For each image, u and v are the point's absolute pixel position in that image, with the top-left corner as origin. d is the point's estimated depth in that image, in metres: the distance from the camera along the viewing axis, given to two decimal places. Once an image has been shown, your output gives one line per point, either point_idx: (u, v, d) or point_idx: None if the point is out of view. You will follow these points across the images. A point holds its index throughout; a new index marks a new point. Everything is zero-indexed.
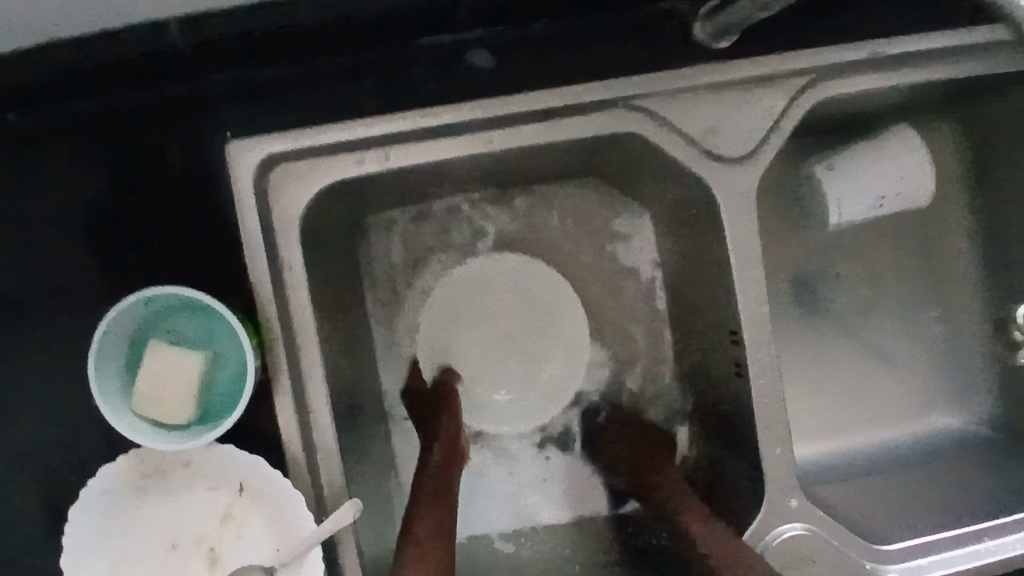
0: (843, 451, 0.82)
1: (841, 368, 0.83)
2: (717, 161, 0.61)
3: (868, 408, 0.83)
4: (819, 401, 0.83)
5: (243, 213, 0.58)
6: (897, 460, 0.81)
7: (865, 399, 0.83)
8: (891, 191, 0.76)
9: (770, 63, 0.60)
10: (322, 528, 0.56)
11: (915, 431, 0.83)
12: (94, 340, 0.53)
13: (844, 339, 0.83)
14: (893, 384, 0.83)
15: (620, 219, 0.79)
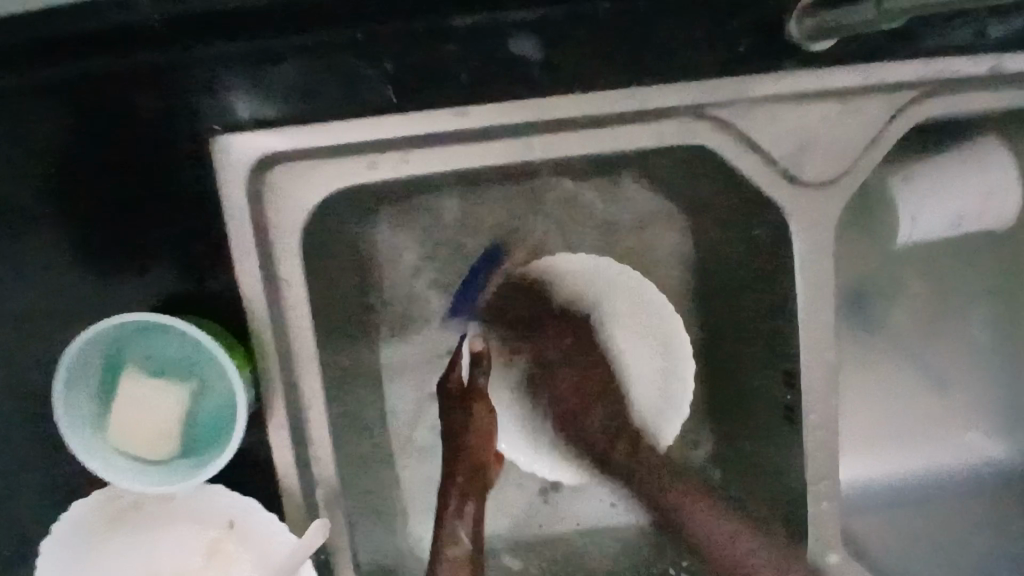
0: (897, 474, 0.75)
1: (898, 395, 0.75)
2: (792, 182, 0.53)
3: (929, 434, 0.76)
4: (866, 417, 0.75)
5: (232, 220, 0.49)
6: (939, 485, 0.75)
7: (923, 422, 0.76)
8: (971, 212, 0.67)
9: (875, 73, 0.50)
10: (305, 551, 0.50)
11: (979, 456, 0.76)
12: (58, 368, 0.46)
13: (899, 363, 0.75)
14: (954, 410, 0.76)
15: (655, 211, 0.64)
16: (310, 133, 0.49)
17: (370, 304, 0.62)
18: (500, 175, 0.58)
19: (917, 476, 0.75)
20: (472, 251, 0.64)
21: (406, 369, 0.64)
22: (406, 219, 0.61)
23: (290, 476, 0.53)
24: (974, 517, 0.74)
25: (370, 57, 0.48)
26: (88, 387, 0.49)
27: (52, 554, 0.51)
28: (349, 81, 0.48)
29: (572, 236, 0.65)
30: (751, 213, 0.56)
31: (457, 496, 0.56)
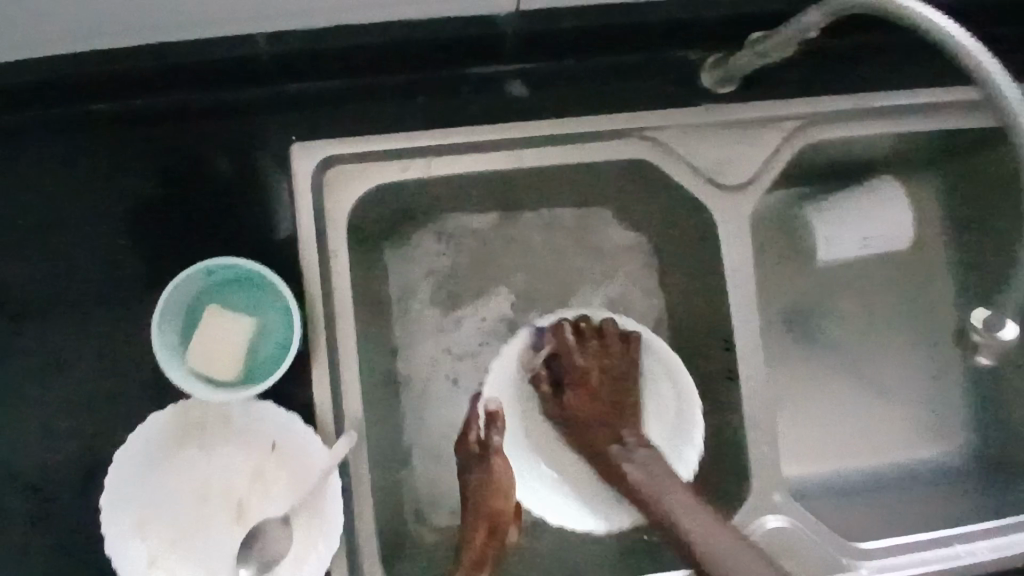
0: (844, 470, 0.86)
1: (837, 402, 0.89)
2: (718, 188, 0.70)
3: (867, 435, 0.88)
4: (813, 425, 0.87)
5: (301, 204, 0.67)
6: (884, 483, 0.86)
7: (864, 425, 0.88)
8: (874, 233, 0.85)
9: (767, 109, 0.69)
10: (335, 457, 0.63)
11: (913, 455, 0.88)
12: (159, 300, 0.61)
13: (835, 372, 0.89)
14: (887, 414, 0.89)
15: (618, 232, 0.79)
16: (361, 143, 0.67)
17: (391, 297, 0.78)
18: (499, 194, 0.74)
19: (863, 475, 0.86)
20: (474, 259, 0.80)
21: (416, 354, 0.78)
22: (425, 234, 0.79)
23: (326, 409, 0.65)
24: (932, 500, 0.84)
25: (408, 94, 0.69)
26: (176, 321, 0.64)
27: (128, 463, 0.63)
28: (394, 109, 0.69)
29: (558, 255, 0.79)
30: (687, 216, 0.73)
31: (482, 543, 0.66)
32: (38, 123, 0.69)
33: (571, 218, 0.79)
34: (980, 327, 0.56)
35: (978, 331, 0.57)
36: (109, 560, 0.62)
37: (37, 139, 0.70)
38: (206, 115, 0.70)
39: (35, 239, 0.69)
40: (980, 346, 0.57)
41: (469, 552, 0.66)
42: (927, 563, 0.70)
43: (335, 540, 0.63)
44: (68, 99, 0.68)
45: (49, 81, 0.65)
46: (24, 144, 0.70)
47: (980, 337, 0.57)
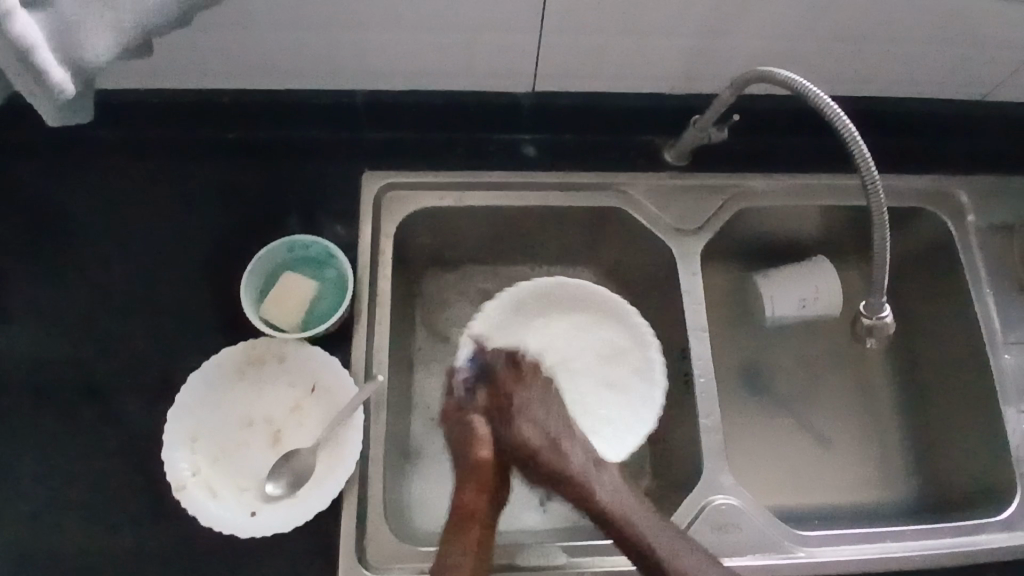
0: (796, 503, 0.97)
1: (789, 442, 1.01)
2: (677, 231, 0.92)
3: (817, 473, 0.99)
4: (765, 463, 0.99)
5: (364, 212, 0.89)
6: (833, 517, 0.96)
7: (814, 465, 1.00)
8: (810, 296, 1.01)
9: (709, 178, 0.94)
10: (363, 391, 0.77)
11: (860, 497, 0.98)
12: (252, 258, 0.81)
13: (786, 417, 1.03)
14: (833, 456, 1.00)
15: (602, 277, 1.02)
16: (413, 175, 0.92)
17: (420, 306, 0.99)
18: (510, 233, 0.97)
19: (813, 508, 0.96)
20: (487, 286, 1.01)
21: (435, 352, 0.97)
22: (450, 264, 1.01)
23: (359, 361, 0.82)
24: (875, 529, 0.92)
25: (451, 146, 0.95)
26: (258, 280, 0.83)
27: (196, 383, 0.77)
28: (439, 156, 0.94)
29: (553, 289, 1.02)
30: (653, 254, 0.95)
31: (471, 495, 0.73)
32: (170, 143, 0.93)
33: (563, 268, 1.02)
34: (867, 312, 0.80)
35: (866, 315, 0.80)
36: (164, 460, 0.74)
37: (167, 152, 0.93)
38: (296, 149, 0.94)
39: (148, 221, 0.90)
40: (869, 329, 0.80)
41: (458, 507, 0.73)
42: (860, 551, 0.78)
43: (352, 462, 0.76)
44: (199, 127, 0.92)
45: (191, 108, 0.90)
46: (158, 157, 0.92)
47: (869, 320, 0.80)
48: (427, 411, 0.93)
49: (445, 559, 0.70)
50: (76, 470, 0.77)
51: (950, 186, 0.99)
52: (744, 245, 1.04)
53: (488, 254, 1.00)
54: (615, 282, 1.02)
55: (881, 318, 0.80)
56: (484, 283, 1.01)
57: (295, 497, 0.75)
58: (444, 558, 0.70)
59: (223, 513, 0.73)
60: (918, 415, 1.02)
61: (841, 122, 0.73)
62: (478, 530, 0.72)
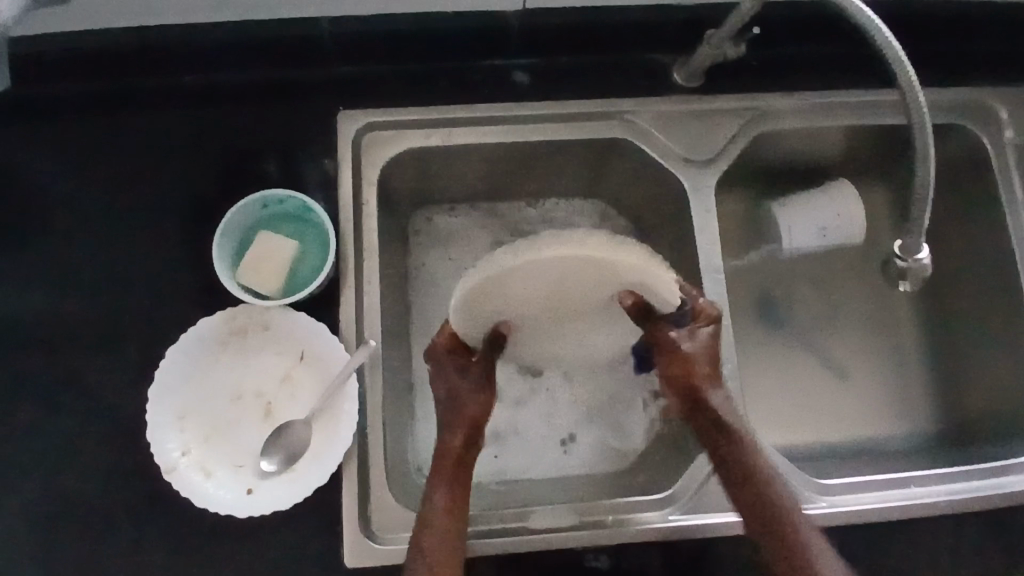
0: (813, 440, 0.93)
1: (805, 377, 0.97)
2: (688, 163, 0.84)
3: (833, 408, 0.96)
4: (784, 399, 0.95)
5: (342, 158, 0.81)
6: (852, 454, 0.92)
7: (830, 399, 0.96)
8: (831, 223, 0.94)
9: (726, 101, 0.85)
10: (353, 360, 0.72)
11: (878, 431, 0.95)
12: (222, 221, 0.73)
13: (801, 351, 0.98)
14: (850, 390, 0.97)
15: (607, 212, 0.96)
16: (392, 114, 0.82)
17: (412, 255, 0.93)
18: (505, 170, 0.89)
19: (830, 445, 0.93)
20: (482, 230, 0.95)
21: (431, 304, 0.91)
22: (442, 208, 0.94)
23: (349, 326, 0.76)
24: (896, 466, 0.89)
25: (434, 78, 0.84)
26: (232, 242, 0.76)
27: (177, 359, 0.73)
28: (421, 89, 0.84)
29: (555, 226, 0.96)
30: (665, 190, 0.87)
31: (461, 437, 0.70)
32: (119, 88, 0.83)
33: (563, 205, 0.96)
34: (901, 253, 0.73)
35: (901, 257, 0.73)
36: (150, 442, 0.70)
37: (117, 100, 0.83)
38: (261, 89, 0.84)
39: (103, 180, 0.81)
40: (905, 270, 0.74)
41: (446, 452, 0.70)
42: (883, 500, 0.74)
43: (348, 436, 0.71)
44: (149, 71, 0.82)
45: (136, 49, 0.79)
46: (109, 109, 0.83)
47: (903, 262, 0.73)
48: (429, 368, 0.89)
49: (436, 505, 0.67)
50: (60, 453, 0.73)
51: (989, 98, 0.89)
52: (760, 169, 0.96)
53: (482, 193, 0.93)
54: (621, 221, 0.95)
55: (918, 260, 0.73)
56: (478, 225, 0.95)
57: (294, 472, 0.71)
58: (435, 510, 0.66)
59: (221, 492, 0.70)
60: (943, 344, 0.97)
61: (882, 35, 0.63)
62: (467, 478, 0.69)
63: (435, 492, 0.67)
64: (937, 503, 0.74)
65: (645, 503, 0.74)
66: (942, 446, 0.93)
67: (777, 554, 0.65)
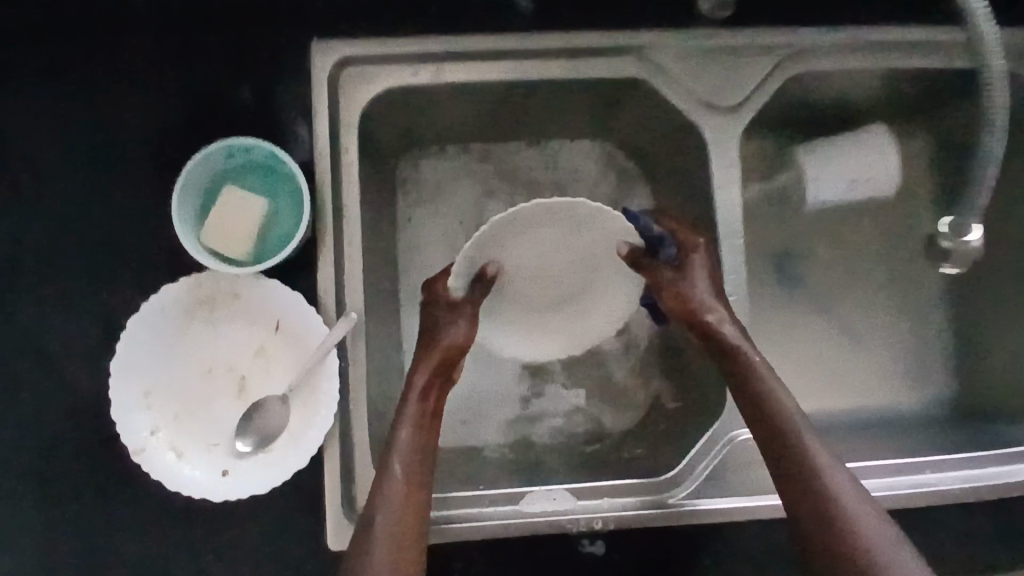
0: (819, 409, 0.90)
1: (816, 341, 0.92)
2: (711, 110, 0.73)
3: (842, 374, 0.91)
4: (791, 365, 0.91)
5: (316, 99, 0.70)
6: (859, 425, 0.89)
7: (840, 366, 0.92)
8: (863, 176, 0.86)
9: (762, 38, 0.73)
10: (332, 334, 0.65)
11: (887, 400, 0.91)
12: (180, 174, 0.64)
13: (815, 313, 0.93)
14: (862, 356, 0.92)
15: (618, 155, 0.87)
16: (373, 46, 0.71)
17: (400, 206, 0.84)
18: (504, 113, 0.80)
19: (836, 414, 0.89)
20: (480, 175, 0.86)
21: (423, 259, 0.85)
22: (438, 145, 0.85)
23: (329, 294, 0.69)
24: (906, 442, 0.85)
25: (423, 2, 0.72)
26: (193, 197, 0.67)
27: (139, 332, 0.66)
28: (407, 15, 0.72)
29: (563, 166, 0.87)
30: (683, 142, 0.77)
31: (428, 376, 0.68)
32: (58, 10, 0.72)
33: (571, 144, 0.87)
34: (948, 230, 0.66)
35: (946, 234, 0.67)
36: (115, 422, 0.65)
37: (56, 24, 0.72)
38: (223, 14, 0.72)
39: (49, 121, 0.72)
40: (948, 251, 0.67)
41: (415, 390, 0.68)
42: (895, 489, 0.70)
43: (329, 417, 0.65)
44: None
45: None
46: (48, 35, 0.72)
47: (948, 242, 0.67)
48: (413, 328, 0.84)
49: (400, 447, 0.65)
50: (22, 426, 0.68)
51: None
52: (788, 113, 0.86)
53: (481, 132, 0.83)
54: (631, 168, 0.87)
55: (965, 242, 0.66)
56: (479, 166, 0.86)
57: (271, 453, 0.66)
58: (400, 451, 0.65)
59: (196, 473, 0.66)
60: (968, 311, 0.91)
61: None
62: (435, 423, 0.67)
63: (398, 444, 0.65)
64: (951, 493, 0.70)
65: (646, 486, 0.70)
66: (955, 418, 0.89)
67: (788, 490, 0.62)
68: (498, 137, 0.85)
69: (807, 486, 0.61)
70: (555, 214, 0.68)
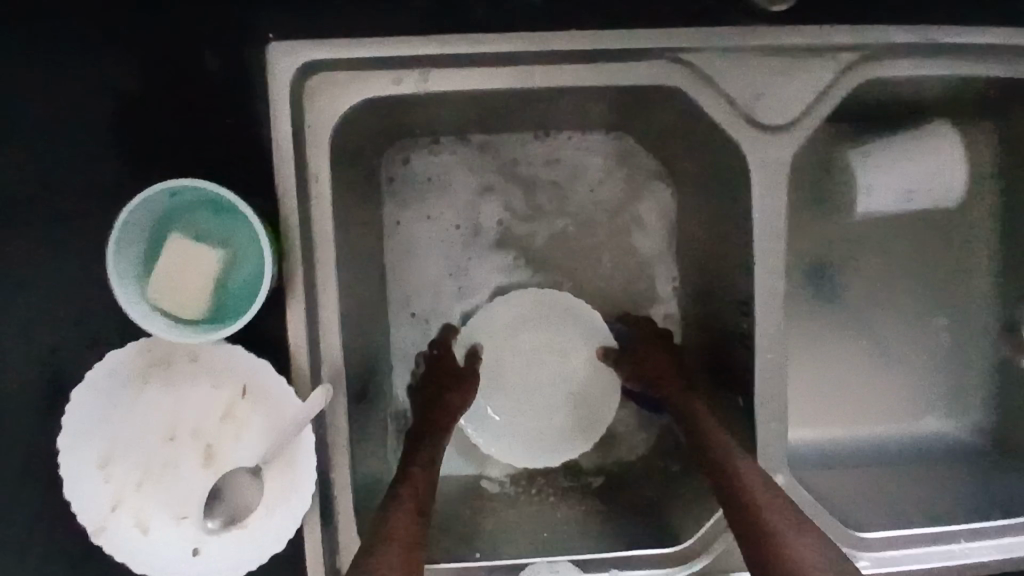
0: (845, 435, 0.83)
1: (849, 360, 0.83)
2: (759, 129, 0.60)
3: (873, 397, 0.84)
4: (818, 388, 0.83)
5: (275, 117, 0.57)
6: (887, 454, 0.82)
7: (871, 388, 0.84)
8: (922, 187, 0.75)
9: (828, 34, 0.58)
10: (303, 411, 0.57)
11: (919, 426, 0.83)
12: (116, 223, 0.52)
13: (851, 330, 0.83)
14: (896, 377, 0.84)
15: (630, 149, 0.80)
16: (343, 46, 0.57)
17: None
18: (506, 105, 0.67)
19: (863, 440, 0.83)
20: (479, 173, 0.80)
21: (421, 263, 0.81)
22: (433, 141, 0.79)
23: (304, 352, 0.60)
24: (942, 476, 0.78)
25: None
26: (134, 244, 0.56)
27: (87, 398, 0.58)
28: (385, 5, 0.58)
29: (569, 162, 0.80)
30: (719, 159, 0.65)
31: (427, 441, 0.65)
32: None
33: (574, 139, 0.80)
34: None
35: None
36: (71, 499, 0.58)
37: None
38: None
39: None
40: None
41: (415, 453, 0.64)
42: (923, 561, 0.65)
43: (307, 496, 0.58)
44: None
45: None
46: None
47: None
48: (407, 341, 0.81)
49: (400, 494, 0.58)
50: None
51: None
52: (841, 111, 0.73)
53: (480, 122, 0.73)
54: (649, 164, 0.80)
55: None
56: (479, 159, 0.80)
57: (246, 531, 0.59)
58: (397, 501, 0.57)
59: (163, 553, 0.59)
60: None
61: None
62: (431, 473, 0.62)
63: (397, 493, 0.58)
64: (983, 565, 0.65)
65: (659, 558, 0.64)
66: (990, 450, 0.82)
67: (739, 520, 0.55)
68: (500, 130, 0.77)
69: (752, 496, 0.55)
70: (546, 315, 0.78)
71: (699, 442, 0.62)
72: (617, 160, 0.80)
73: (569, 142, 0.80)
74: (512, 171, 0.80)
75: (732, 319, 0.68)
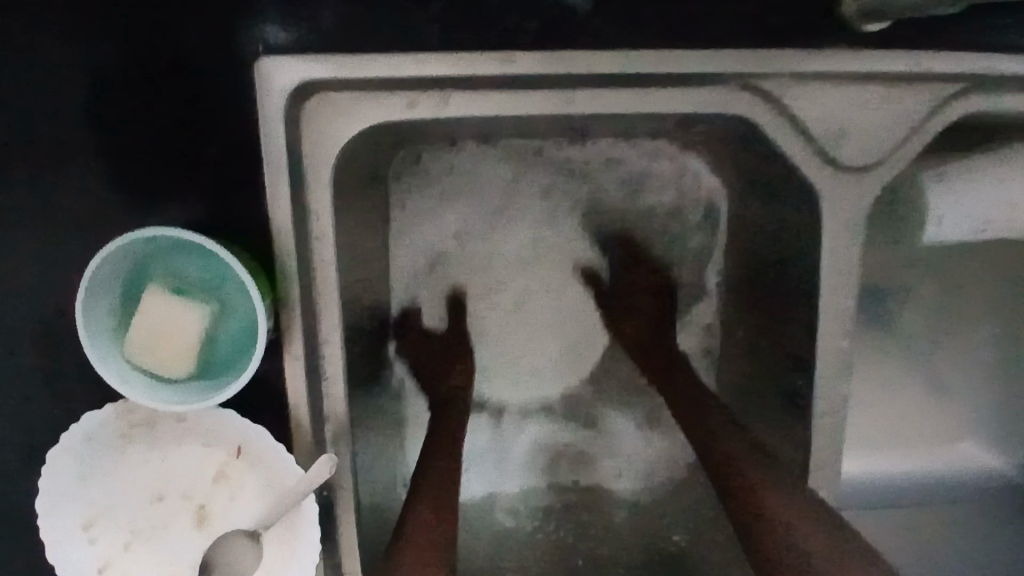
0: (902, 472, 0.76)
1: (910, 394, 0.76)
2: (832, 166, 0.52)
3: (935, 433, 0.76)
4: (876, 422, 0.76)
5: (269, 147, 0.49)
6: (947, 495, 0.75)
7: (933, 424, 0.76)
8: (997, 216, 0.66)
9: (924, 60, 0.49)
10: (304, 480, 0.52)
11: (987, 467, 0.76)
12: (85, 273, 0.45)
13: (913, 361, 0.75)
14: (963, 413, 0.76)
15: (686, 158, 0.72)
16: (345, 66, 0.48)
17: None
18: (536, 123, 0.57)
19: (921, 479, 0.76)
20: (513, 180, 0.72)
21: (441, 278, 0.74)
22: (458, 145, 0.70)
23: (304, 411, 0.54)
24: (1001, 530, 0.72)
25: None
26: (110, 298, 0.49)
27: (73, 450, 0.53)
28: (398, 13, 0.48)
29: (613, 162, 0.73)
30: (782, 194, 0.56)
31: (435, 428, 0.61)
32: None
33: (613, 142, 0.72)
34: None
35: None
36: (53, 565, 0.52)
37: None
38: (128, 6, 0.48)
39: None
40: None
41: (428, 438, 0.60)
42: None
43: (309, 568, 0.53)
44: None
45: None
46: None
47: None
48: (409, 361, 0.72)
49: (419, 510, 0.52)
50: None
51: None
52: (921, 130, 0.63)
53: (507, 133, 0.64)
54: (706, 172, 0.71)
55: None
56: (513, 164, 0.72)
57: None
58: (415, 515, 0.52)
59: None
60: None
61: None
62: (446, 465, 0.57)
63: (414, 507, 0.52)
64: None
65: None
66: None
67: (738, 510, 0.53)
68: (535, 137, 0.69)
69: (747, 486, 0.53)
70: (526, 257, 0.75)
71: (687, 422, 0.61)
72: (659, 167, 0.73)
73: (616, 143, 0.72)
74: (550, 182, 0.73)
75: (760, 298, 0.61)
